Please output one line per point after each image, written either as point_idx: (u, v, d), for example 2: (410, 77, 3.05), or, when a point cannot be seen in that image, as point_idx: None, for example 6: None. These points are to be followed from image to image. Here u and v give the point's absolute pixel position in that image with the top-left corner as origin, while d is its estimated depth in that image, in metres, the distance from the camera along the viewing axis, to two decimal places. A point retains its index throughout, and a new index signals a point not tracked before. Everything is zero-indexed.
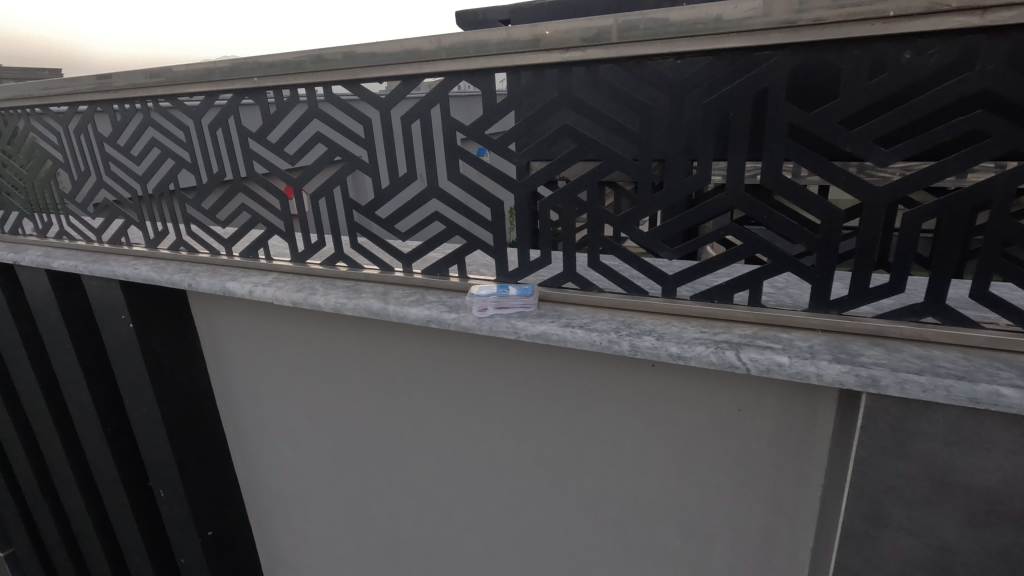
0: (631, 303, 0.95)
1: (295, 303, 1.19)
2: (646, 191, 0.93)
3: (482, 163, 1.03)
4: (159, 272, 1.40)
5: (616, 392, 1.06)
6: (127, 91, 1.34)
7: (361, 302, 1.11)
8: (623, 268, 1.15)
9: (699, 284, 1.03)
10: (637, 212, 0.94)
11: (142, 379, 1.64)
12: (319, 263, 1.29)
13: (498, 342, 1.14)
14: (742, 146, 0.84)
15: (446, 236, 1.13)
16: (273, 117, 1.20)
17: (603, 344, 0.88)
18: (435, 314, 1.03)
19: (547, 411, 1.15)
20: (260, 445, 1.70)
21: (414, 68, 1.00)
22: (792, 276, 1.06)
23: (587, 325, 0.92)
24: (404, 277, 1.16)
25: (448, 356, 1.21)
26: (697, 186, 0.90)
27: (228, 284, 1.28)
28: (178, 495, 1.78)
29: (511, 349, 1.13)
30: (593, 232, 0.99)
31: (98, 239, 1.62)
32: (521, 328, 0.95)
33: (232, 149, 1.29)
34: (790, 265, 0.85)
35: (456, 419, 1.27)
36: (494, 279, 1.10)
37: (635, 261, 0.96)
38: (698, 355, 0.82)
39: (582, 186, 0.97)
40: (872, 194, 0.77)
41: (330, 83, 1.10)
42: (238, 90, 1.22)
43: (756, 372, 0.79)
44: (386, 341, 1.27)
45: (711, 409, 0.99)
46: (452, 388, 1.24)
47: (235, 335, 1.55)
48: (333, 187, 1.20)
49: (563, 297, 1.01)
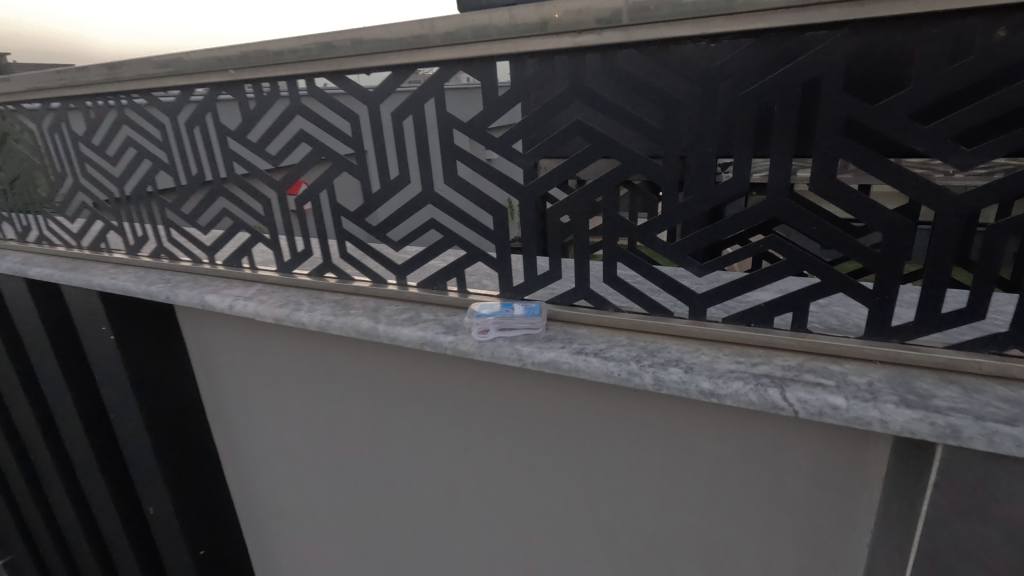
0: (653, 325, 0.83)
1: (279, 319, 1.08)
2: (672, 195, 0.79)
3: (483, 165, 0.91)
4: (136, 283, 1.29)
5: (634, 422, 0.94)
6: (100, 86, 1.23)
7: (348, 320, 1.00)
8: (642, 282, 1.03)
9: (733, 302, 0.89)
10: (662, 220, 0.81)
11: (126, 394, 1.55)
12: (307, 273, 1.18)
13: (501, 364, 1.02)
14: (788, 143, 0.70)
15: (443, 245, 1.01)
16: (253, 112, 1.08)
17: (622, 376, 0.76)
18: (429, 335, 0.91)
19: (557, 438, 1.03)
20: (253, 462, 1.60)
21: (404, 57, 0.88)
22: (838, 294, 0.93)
23: (604, 351, 0.80)
24: (398, 290, 1.05)
25: (446, 377, 1.10)
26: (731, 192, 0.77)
27: (208, 297, 1.16)
28: (168, 512, 1.69)
29: (515, 372, 1.01)
30: (609, 243, 0.86)
31: (78, 244, 1.52)
32: (526, 355, 0.83)
33: (211, 149, 1.17)
34: (843, 285, 0.71)
35: (457, 441, 1.16)
36: (498, 294, 0.98)
37: (658, 278, 0.83)
38: (734, 393, 0.70)
39: (596, 192, 0.84)
40: (947, 203, 0.64)
41: (315, 74, 0.98)
42: (214, 84, 1.10)
43: (804, 415, 0.66)
44: (380, 361, 1.16)
45: (744, 445, 0.86)
46: (450, 409, 1.13)
47: (223, 350, 1.45)
48: (318, 191, 1.08)
49: (574, 317, 0.89)
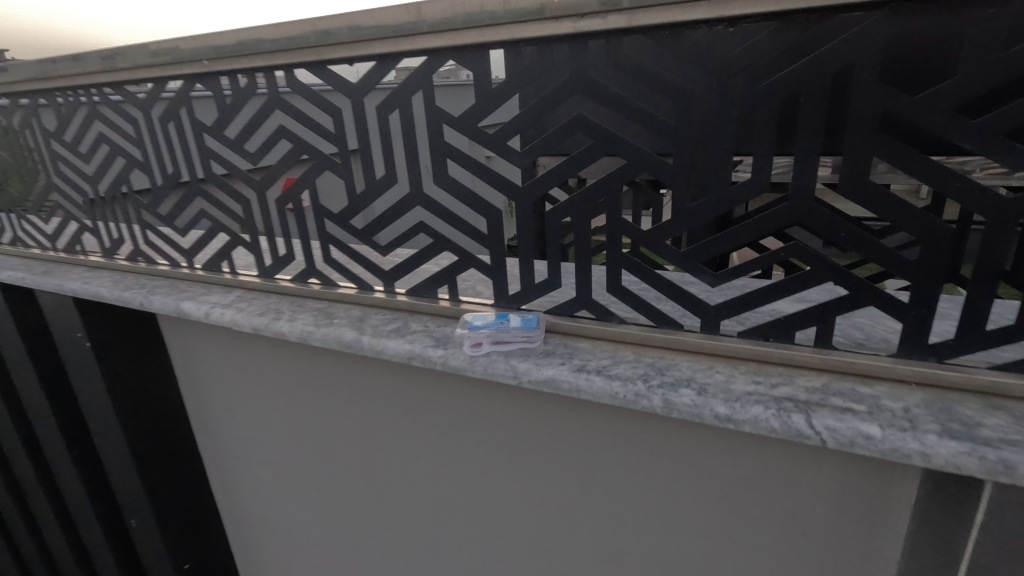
0: (661, 339, 0.76)
1: (257, 329, 1.00)
2: (683, 198, 0.72)
3: (475, 164, 0.83)
4: (110, 288, 1.22)
5: (640, 444, 0.87)
6: (70, 79, 1.16)
7: (331, 331, 0.93)
8: (648, 291, 0.96)
9: (750, 317, 0.82)
10: (672, 225, 0.74)
11: (104, 403, 1.47)
12: (289, 278, 1.10)
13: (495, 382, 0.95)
14: (814, 140, 0.63)
15: (433, 250, 0.94)
16: (229, 107, 1.00)
17: (628, 398, 0.69)
18: (417, 349, 0.84)
19: (556, 458, 0.97)
20: (239, 474, 1.53)
21: (389, 46, 0.80)
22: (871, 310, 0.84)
23: (608, 369, 0.73)
24: (385, 298, 0.98)
25: (438, 392, 1.03)
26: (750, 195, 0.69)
27: (183, 304, 1.09)
28: (151, 525, 1.62)
29: (510, 389, 0.95)
30: (613, 249, 0.79)
31: (53, 246, 1.44)
32: (522, 372, 0.76)
33: (187, 147, 1.10)
34: (875, 298, 0.64)
35: (452, 461, 1.09)
36: (492, 304, 0.91)
37: (667, 288, 0.76)
38: (753, 419, 0.62)
39: (599, 194, 0.77)
40: (997, 209, 0.56)
41: (293, 65, 0.90)
42: (188, 76, 1.02)
43: (833, 445, 0.59)
44: (368, 374, 1.09)
45: (760, 471, 0.79)
46: (443, 426, 1.06)
47: (205, 358, 1.38)
48: (300, 192, 1.01)
49: (575, 329, 0.82)
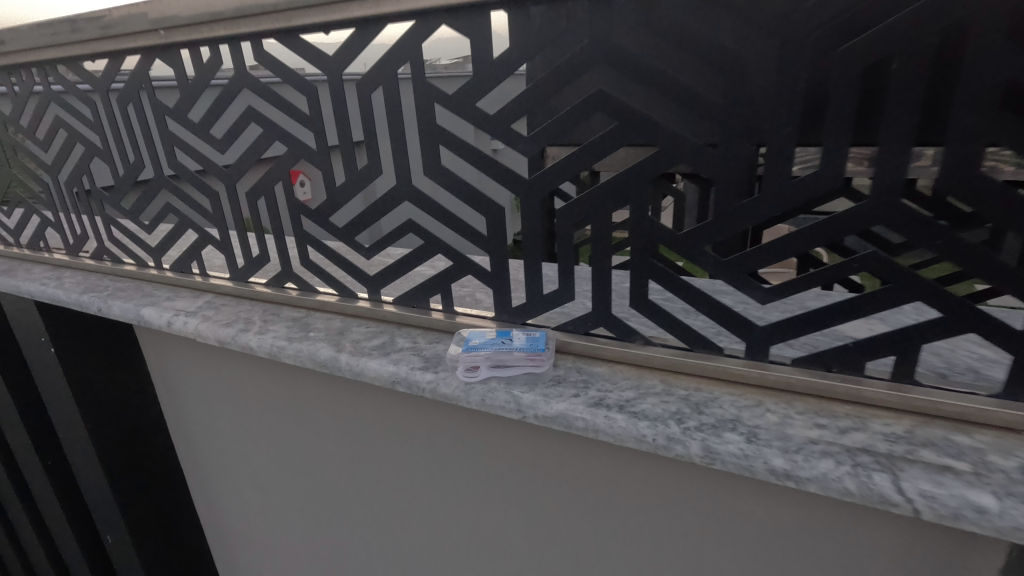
0: (697, 366, 0.63)
1: (223, 341, 0.87)
2: (730, 194, 0.58)
3: (473, 151, 0.70)
4: (67, 290, 1.09)
5: (662, 509, 0.72)
6: (23, 56, 1.03)
7: (304, 347, 0.79)
8: (677, 307, 0.82)
9: (807, 343, 0.69)
10: (713, 228, 0.60)
11: (71, 413, 1.35)
12: (264, 282, 0.98)
13: (493, 421, 0.81)
14: (908, 122, 0.48)
15: (424, 254, 0.81)
16: (192, 85, 0.87)
17: (659, 444, 0.55)
18: (402, 372, 0.71)
19: (562, 514, 0.82)
20: (220, 493, 1.41)
21: (370, 7, 0.66)
22: (977, 339, 0.69)
23: (632, 405, 0.59)
24: (370, 308, 0.85)
25: (427, 428, 0.89)
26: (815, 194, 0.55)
27: (144, 310, 0.96)
28: (125, 543, 1.50)
29: (509, 429, 0.80)
30: (640, 257, 0.65)
31: (16, 242, 1.32)
32: (527, 406, 0.62)
33: (148, 132, 0.96)
34: (980, 325, 0.50)
35: (445, 504, 0.95)
36: (493, 317, 0.78)
37: (705, 305, 0.62)
38: (822, 478, 0.49)
39: (623, 189, 0.63)
40: None
41: (261, 34, 0.77)
42: (145, 50, 0.89)
43: (930, 517, 0.45)
44: (350, 401, 0.95)
45: (811, 550, 0.64)
46: (433, 463, 0.92)
47: (181, 371, 1.26)
48: (273, 183, 0.88)
49: (591, 350, 0.69)
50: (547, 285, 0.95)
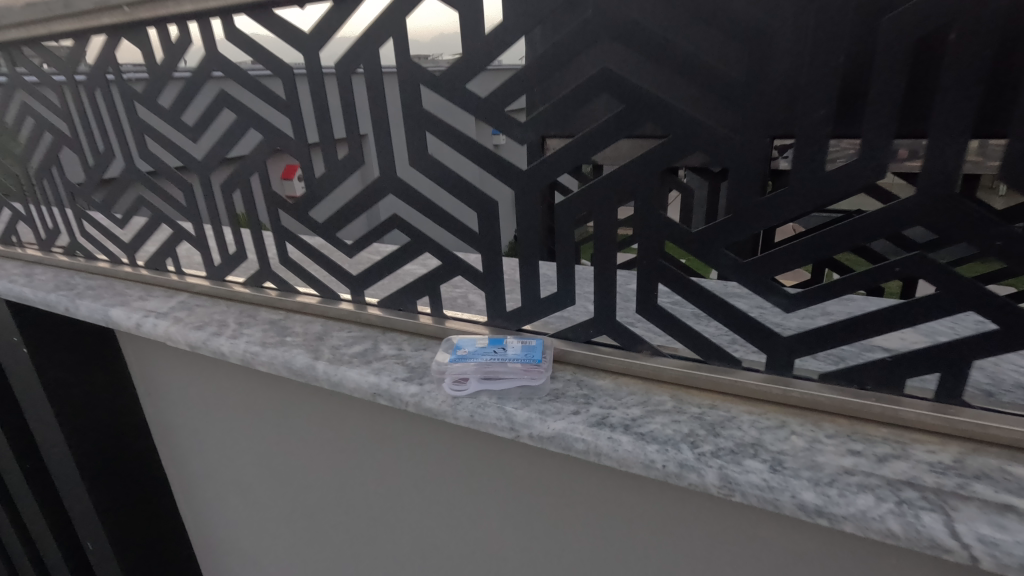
0: (711, 380, 0.57)
1: (193, 346, 0.80)
2: (752, 188, 0.51)
3: (462, 139, 0.63)
4: (35, 288, 1.02)
5: (673, 557, 0.63)
6: None
7: (279, 353, 0.73)
8: (688, 314, 0.76)
9: (835, 354, 0.63)
10: (732, 225, 0.53)
11: (45, 416, 1.29)
12: (242, 282, 0.91)
13: (484, 451, 0.72)
14: (967, 105, 0.41)
15: (411, 253, 0.74)
16: (161, 68, 0.80)
17: (670, 471, 0.49)
18: (383, 383, 0.64)
19: (559, 556, 0.73)
20: (204, 502, 1.35)
21: None
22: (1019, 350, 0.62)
23: (638, 425, 0.53)
24: (353, 311, 0.79)
25: (412, 455, 0.80)
26: (851, 188, 0.47)
27: (113, 310, 0.90)
28: (105, 552, 1.44)
29: (503, 464, 0.71)
30: (647, 259, 0.58)
31: None
32: (520, 425, 0.56)
33: (117, 119, 0.89)
34: None
35: (431, 535, 0.87)
36: (485, 323, 0.71)
37: (721, 312, 0.55)
38: (861, 516, 0.42)
39: (630, 183, 0.56)
40: None
41: (231, 9, 0.70)
42: (111, 29, 0.82)
43: (991, 565, 0.39)
44: (328, 420, 0.87)
45: None
46: (416, 491, 0.84)
47: (161, 374, 1.19)
48: (249, 175, 0.81)
49: (592, 359, 0.62)
50: (545, 287, 0.89)
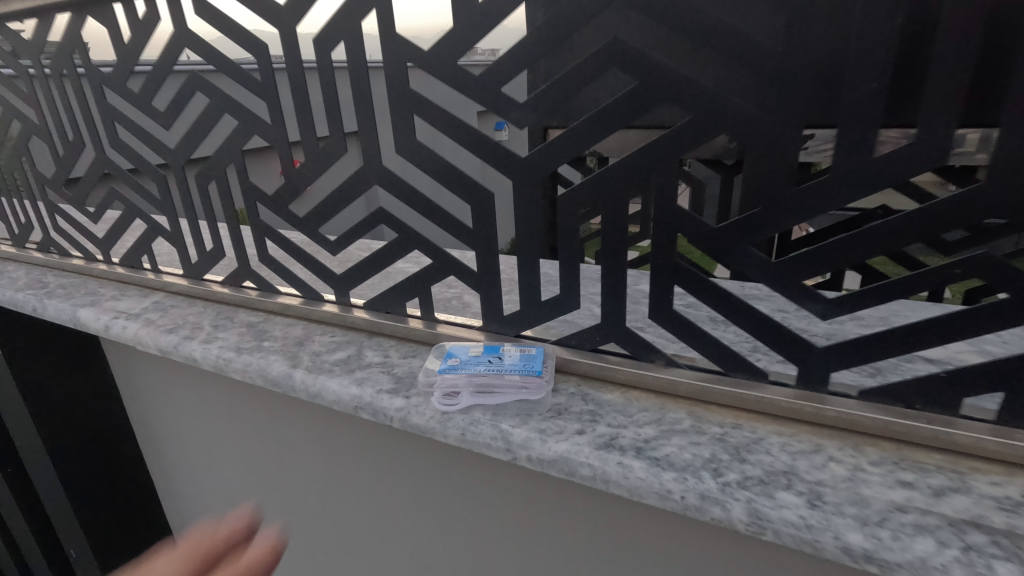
0: (734, 395, 0.50)
1: (164, 351, 0.74)
2: (786, 176, 0.44)
3: (453, 123, 0.56)
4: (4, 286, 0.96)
5: None
6: None
7: (254, 360, 0.66)
8: (708, 319, 0.70)
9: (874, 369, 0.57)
10: (761, 220, 0.46)
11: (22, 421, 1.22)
12: (221, 281, 0.85)
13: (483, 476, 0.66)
14: None
15: (399, 251, 0.67)
16: (129, 48, 0.74)
17: (690, 504, 0.42)
18: (365, 395, 0.57)
19: None
20: (190, 512, 1.29)
21: None
22: None
23: (652, 448, 0.46)
24: (337, 313, 0.72)
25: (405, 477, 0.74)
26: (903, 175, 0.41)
27: (81, 311, 0.83)
28: (87, 562, 1.37)
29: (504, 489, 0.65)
30: (662, 258, 0.51)
31: None
32: (517, 446, 0.49)
33: (86, 105, 0.83)
34: None
35: (425, 557, 0.81)
36: (480, 328, 0.65)
37: (747, 319, 0.49)
38: (921, 564, 0.35)
39: (642, 170, 0.49)
40: None
41: None
42: (76, 5, 0.75)
43: None
44: (315, 433, 0.81)
45: None
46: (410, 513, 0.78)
47: (142, 378, 1.13)
48: (225, 165, 0.75)
49: (599, 371, 0.56)
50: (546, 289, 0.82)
